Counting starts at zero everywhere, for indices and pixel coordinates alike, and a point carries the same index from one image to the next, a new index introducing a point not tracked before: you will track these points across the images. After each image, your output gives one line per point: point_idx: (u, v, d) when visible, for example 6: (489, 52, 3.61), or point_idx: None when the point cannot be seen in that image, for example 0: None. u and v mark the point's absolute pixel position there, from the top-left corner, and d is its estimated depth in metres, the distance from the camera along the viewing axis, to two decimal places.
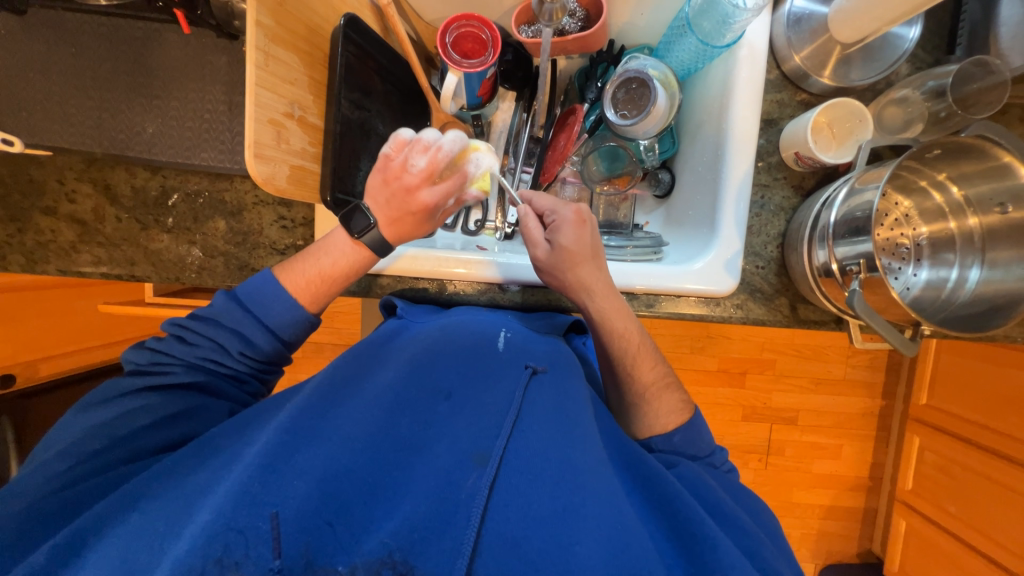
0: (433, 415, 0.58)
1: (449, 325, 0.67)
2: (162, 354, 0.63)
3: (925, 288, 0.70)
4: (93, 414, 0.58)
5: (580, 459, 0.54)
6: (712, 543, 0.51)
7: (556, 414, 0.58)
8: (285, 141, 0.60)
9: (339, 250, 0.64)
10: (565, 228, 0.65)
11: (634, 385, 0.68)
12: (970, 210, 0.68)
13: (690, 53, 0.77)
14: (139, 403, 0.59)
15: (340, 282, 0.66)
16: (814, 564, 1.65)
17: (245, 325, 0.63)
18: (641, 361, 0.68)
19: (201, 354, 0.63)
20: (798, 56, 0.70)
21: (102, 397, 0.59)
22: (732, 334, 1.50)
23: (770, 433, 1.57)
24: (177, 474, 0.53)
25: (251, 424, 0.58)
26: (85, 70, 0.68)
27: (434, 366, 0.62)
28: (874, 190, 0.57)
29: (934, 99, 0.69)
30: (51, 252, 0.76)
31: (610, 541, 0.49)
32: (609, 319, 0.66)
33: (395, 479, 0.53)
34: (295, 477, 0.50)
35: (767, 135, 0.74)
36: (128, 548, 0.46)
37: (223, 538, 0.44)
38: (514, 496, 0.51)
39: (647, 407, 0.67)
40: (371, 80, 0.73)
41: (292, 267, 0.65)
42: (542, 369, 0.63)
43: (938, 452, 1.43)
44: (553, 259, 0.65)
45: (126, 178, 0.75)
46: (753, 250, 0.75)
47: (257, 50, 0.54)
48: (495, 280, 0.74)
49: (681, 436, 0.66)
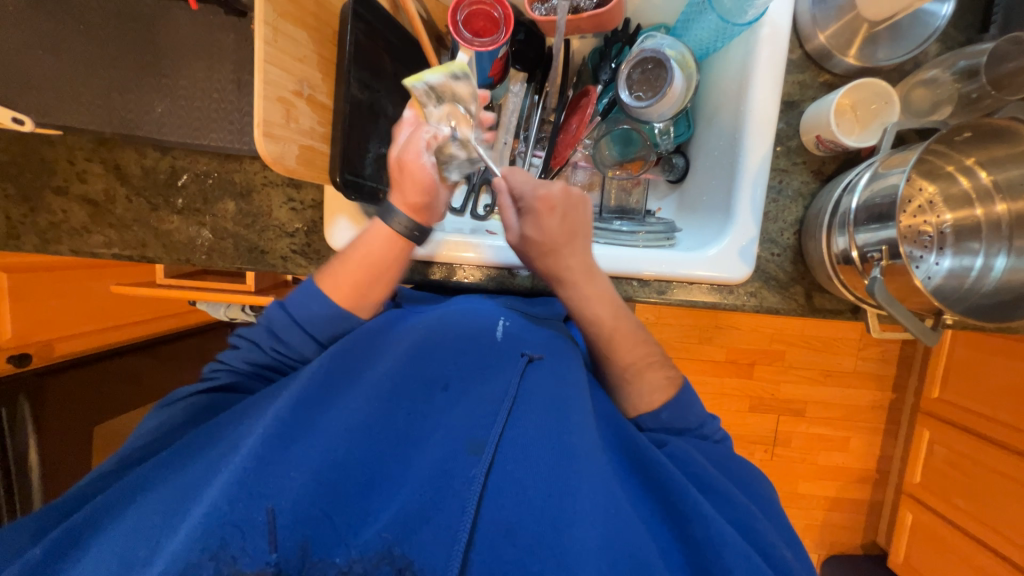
0: (429, 406, 0.57)
1: (447, 311, 0.65)
2: (222, 357, 0.66)
3: (947, 276, 0.67)
4: (155, 417, 0.63)
5: (578, 444, 0.53)
6: (705, 524, 0.51)
7: (553, 400, 0.57)
8: (294, 120, 0.59)
9: (374, 239, 0.63)
10: (533, 215, 0.63)
11: (615, 367, 0.65)
12: (999, 196, 0.66)
13: (708, 32, 0.75)
14: (187, 405, 0.62)
15: (375, 275, 0.64)
16: (818, 555, 1.65)
17: (279, 326, 0.62)
18: (620, 343, 0.64)
19: (249, 357, 0.64)
20: (822, 35, 0.67)
21: (164, 397, 0.64)
22: (741, 324, 1.48)
23: (777, 424, 1.55)
24: (174, 466, 0.53)
25: (248, 413, 0.57)
26: (92, 48, 0.68)
27: (431, 353, 0.60)
28: (899, 174, 0.56)
29: (965, 80, 0.66)
30: (63, 232, 0.77)
31: (606, 526, 0.49)
32: (586, 302, 0.64)
33: (390, 470, 0.53)
34: (288, 470, 0.49)
35: (787, 118, 0.72)
36: (131, 535, 0.48)
37: (222, 532, 0.44)
38: (510, 484, 0.51)
39: (630, 388, 0.65)
40: (381, 59, 0.72)
41: (332, 269, 0.64)
42: (537, 357, 0.61)
43: (948, 446, 1.41)
44: (523, 246, 0.65)
45: (136, 159, 0.75)
46: (769, 237, 0.73)
47: (266, 26, 0.52)
48: (499, 263, 0.73)
49: (669, 412, 0.63)
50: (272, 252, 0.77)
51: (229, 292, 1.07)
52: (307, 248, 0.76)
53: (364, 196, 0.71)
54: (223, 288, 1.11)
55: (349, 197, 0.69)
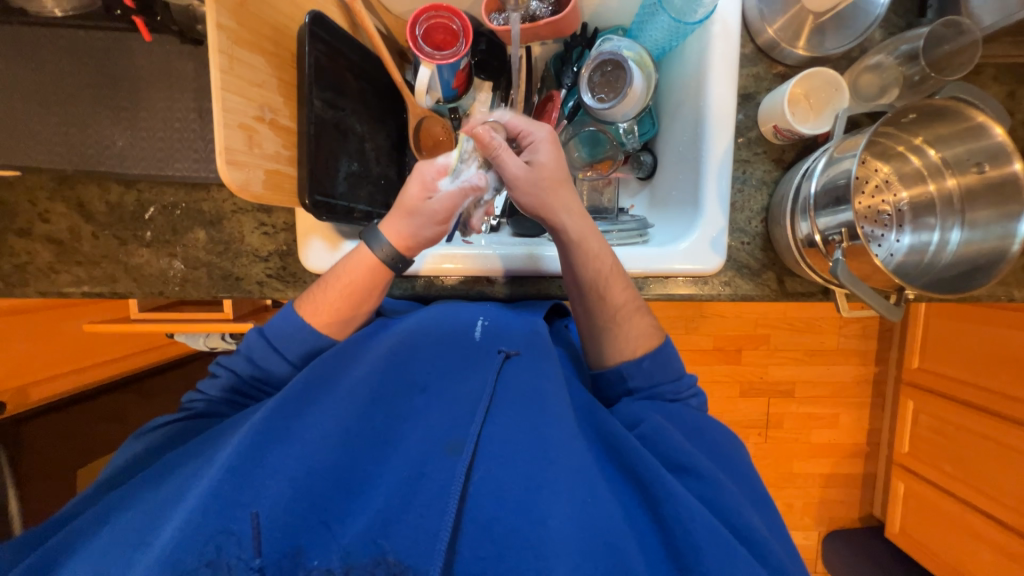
0: (410, 409, 0.58)
1: (427, 314, 0.66)
2: (197, 387, 0.65)
3: (908, 253, 0.70)
4: (134, 443, 0.62)
5: (555, 435, 0.53)
6: (672, 500, 0.51)
7: (531, 396, 0.57)
8: (258, 145, 0.59)
9: (354, 265, 0.62)
10: (544, 146, 0.63)
11: (606, 308, 0.64)
12: (948, 171, 0.68)
13: (663, 32, 0.76)
14: (163, 432, 0.62)
15: (354, 302, 0.64)
16: (818, 532, 1.67)
17: (261, 353, 0.63)
18: (613, 281, 0.64)
19: (225, 384, 0.64)
20: (771, 28, 0.70)
21: (140, 427, 0.64)
22: (724, 311, 1.51)
23: (767, 407, 1.58)
24: (153, 482, 0.53)
25: (227, 430, 0.57)
26: (46, 85, 0.67)
27: (411, 358, 0.61)
28: (850, 158, 0.58)
29: (908, 63, 0.69)
30: (29, 275, 0.75)
31: (584, 514, 0.49)
32: (584, 240, 0.63)
33: (371, 473, 0.53)
34: (267, 477, 0.50)
35: (745, 110, 0.74)
36: (109, 550, 0.47)
37: (202, 545, 0.45)
38: (488, 479, 0.51)
39: (619, 330, 0.64)
40: (343, 77, 0.72)
41: (314, 296, 0.64)
42: (514, 353, 0.62)
43: (931, 414, 1.46)
44: (532, 176, 0.62)
45: (100, 195, 0.74)
46: (737, 227, 0.75)
47: (221, 54, 0.53)
48: (498, 271, 0.74)
49: (650, 361, 0.64)
50: (247, 278, 0.76)
51: (207, 321, 1.05)
52: (282, 271, 0.76)
53: (337, 216, 0.71)
54: (202, 318, 1.09)
55: (321, 218, 0.69)
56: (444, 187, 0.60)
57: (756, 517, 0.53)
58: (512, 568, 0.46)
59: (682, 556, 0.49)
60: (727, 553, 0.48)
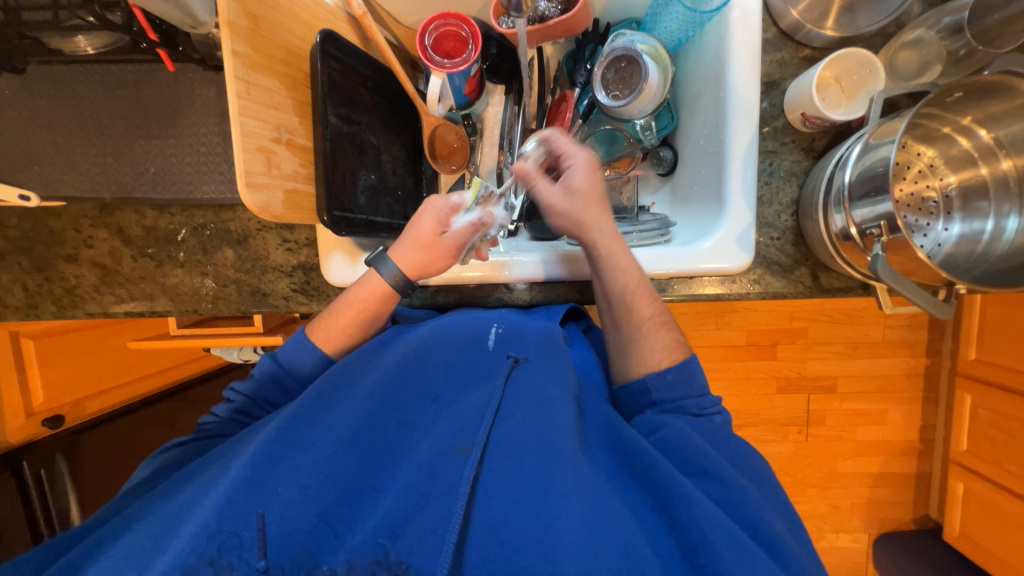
0: (420, 415, 0.59)
1: (440, 323, 0.67)
2: (213, 409, 0.68)
3: (958, 243, 0.65)
4: (153, 461, 0.66)
5: (563, 440, 0.53)
6: (687, 504, 0.49)
7: (540, 400, 0.56)
8: (277, 166, 0.60)
9: (362, 286, 0.66)
10: (579, 171, 0.64)
11: (630, 320, 0.62)
12: (1002, 153, 0.63)
13: (678, 23, 0.74)
14: (180, 454, 0.65)
15: (360, 326, 0.67)
16: (867, 533, 1.59)
17: (269, 375, 0.66)
18: (640, 294, 0.62)
19: (237, 408, 0.66)
20: (795, 10, 0.66)
21: (157, 447, 0.67)
22: (758, 305, 1.45)
23: (809, 403, 1.51)
24: (170, 491, 0.56)
25: (243, 438, 0.59)
26: (83, 119, 0.70)
27: (423, 365, 0.62)
28: (889, 145, 0.54)
29: (952, 36, 0.64)
30: (78, 298, 0.80)
31: (593, 519, 0.48)
32: (613, 255, 0.62)
33: (379, 477, 0.54)
34: (279, 484, 0.51)
35: (770, 98, 0.70)
36: (129, 554, 0.50)
37: (210, 544, 0.47)
38: (496, 483, 0.51)
39: (643, 342, 0.62)
40: (358, 92, 0.73)
41: (324, 322, 0.68)
42: (524, 358, 0.61)
43: (991, 409, 1.35)
44: (566, 200, 0.64)
45: (137, 219, 0.78)
46: (766, 221, 0.71)
47: (236, 80, 0.54)
48: (538, 279, 0.72)
49: (675, 373, 0.60)
50: (274, 293, 0.79)
51: (240, 333, 1.09)
52: (306, 285, 0.78)
53: (356, 230, 0.72)
54: (236, 331, 1.13)
55: (341, 232, 0.70)
56: (457, 222, 0.67)
57: (778, 521, 0.52)
58: (521, 569, 0.46)
59: (698, 557, 0.47)
60: (745, 554, 0.46)
